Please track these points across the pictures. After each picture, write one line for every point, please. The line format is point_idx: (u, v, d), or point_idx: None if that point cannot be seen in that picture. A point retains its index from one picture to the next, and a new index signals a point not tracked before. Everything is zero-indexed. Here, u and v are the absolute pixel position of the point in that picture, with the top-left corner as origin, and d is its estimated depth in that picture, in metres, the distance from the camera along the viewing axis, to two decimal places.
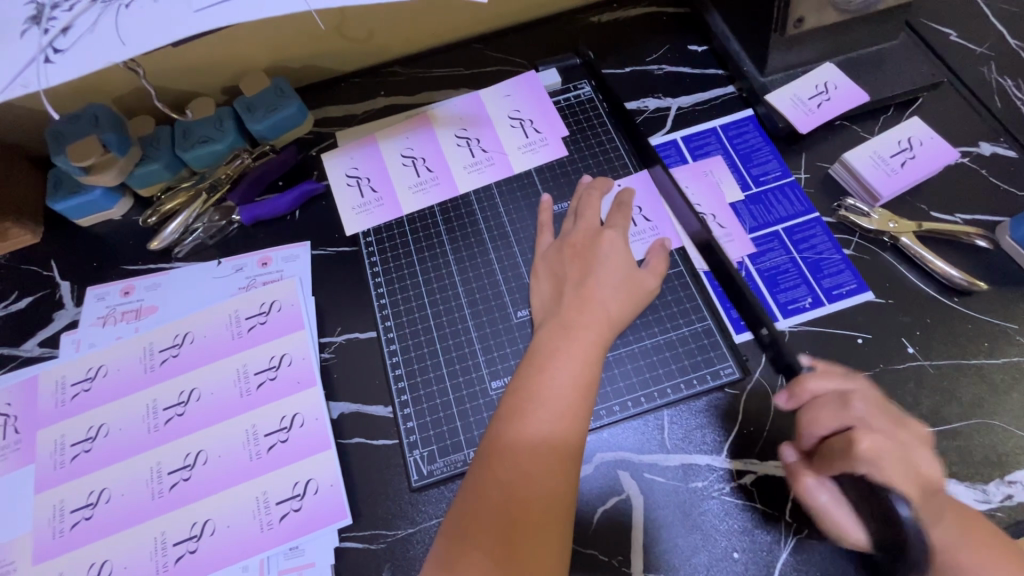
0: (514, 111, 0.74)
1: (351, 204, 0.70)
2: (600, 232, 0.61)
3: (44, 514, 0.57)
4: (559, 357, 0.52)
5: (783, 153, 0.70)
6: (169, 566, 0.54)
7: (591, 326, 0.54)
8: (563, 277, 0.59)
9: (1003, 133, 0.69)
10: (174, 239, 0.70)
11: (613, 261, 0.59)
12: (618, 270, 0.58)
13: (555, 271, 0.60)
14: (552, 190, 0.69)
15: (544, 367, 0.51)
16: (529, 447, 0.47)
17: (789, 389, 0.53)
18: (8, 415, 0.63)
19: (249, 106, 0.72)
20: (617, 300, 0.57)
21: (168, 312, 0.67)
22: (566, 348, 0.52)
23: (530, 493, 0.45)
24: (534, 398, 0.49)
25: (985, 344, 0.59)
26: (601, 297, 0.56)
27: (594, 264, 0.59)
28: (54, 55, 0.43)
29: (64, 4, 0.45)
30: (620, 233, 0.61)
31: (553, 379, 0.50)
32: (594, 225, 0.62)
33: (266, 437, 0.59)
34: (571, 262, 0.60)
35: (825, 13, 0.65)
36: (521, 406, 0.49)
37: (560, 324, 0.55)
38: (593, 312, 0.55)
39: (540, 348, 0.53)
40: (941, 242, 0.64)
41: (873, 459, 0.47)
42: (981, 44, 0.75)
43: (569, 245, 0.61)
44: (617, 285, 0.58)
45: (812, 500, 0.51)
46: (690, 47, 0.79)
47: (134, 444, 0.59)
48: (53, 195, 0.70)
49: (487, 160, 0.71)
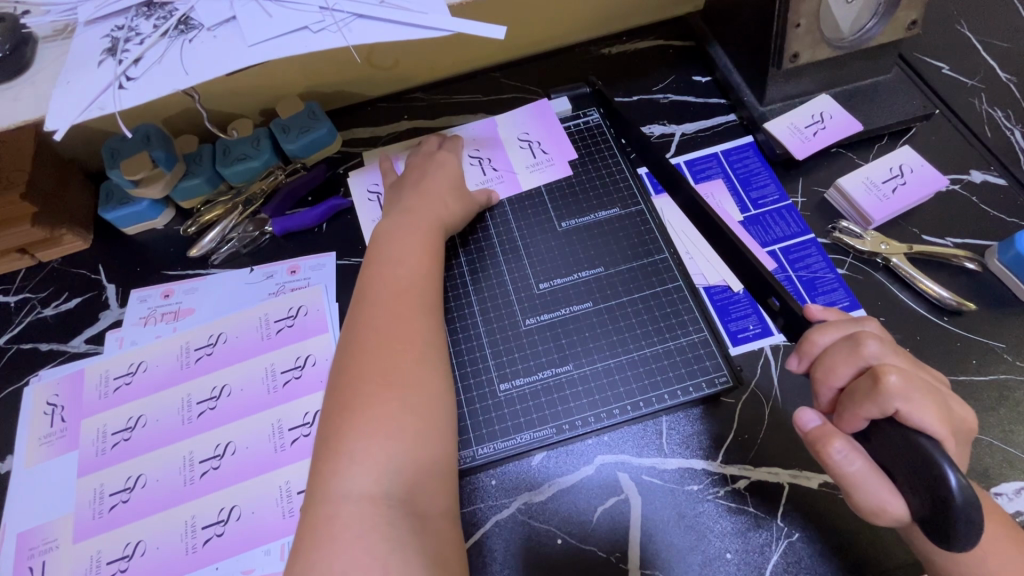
0: (522, 134, 0.79)
1: (370, 216, 0.76)
2: (434, 154, 0.75)
3: (86, 496, 0.62)
4: (401, 282, 0.59)
5: (781, 177, 0.75)
6: (197, 548, 0.58)
7: (410, 246, 0.63)
8: (400, 186, 0.72)
9: (994, 162, 0.72)
10: (211, 247, 0.76)
11: (444, 171, 0.72)
12: (448, 178, 0.71)
13: (395, 187, 0.73)
14: (559, 206, 0.74)
15: (374, 282, 0.59)
16: (389, 346, 0.53)
17: (797, 349, 0.49)
18: (56, 405, 0.68)
19: (284, 127, 0.79)
20: (452, 202, 0.70)
21: (203, 314, 0.72)
22: (409, 264, 0.61)
23: (399, 378, 0.52)
24: (386, 306, 0.56)
25: (974, 362, 0.61)
26: (425, 210, 0.67)
27: (428, 172, 0.72)
28: (127, 82, 0.50)
29: (137, 39, 0.51)
30: (452, 154, 0.75)
31: (404, 285, 0.59)
32: (430, 151, 0.76)
33: (290, 431, 0.63)
34: (409, 176, 0.73)
35: (819, 49, 0.70)
36: (372, 314, 0.56)
37: (386, 265, 0.60)
38: (396, 247, 0.62)
39: (376, 274, 0.60)
40: (933, 264, 0.67)
41: (906, 393, 0.41)
42: (973, 77, 0.78)
43: (411, 168, 0.74)
44: (390, 228, 0.65)
45: (842, 469, 0.43)
46: (695, 78, 0.84)
47: (170, 434, 0.64)
48: (105, 205, 0.77)
49: (497, 179, 0.76)
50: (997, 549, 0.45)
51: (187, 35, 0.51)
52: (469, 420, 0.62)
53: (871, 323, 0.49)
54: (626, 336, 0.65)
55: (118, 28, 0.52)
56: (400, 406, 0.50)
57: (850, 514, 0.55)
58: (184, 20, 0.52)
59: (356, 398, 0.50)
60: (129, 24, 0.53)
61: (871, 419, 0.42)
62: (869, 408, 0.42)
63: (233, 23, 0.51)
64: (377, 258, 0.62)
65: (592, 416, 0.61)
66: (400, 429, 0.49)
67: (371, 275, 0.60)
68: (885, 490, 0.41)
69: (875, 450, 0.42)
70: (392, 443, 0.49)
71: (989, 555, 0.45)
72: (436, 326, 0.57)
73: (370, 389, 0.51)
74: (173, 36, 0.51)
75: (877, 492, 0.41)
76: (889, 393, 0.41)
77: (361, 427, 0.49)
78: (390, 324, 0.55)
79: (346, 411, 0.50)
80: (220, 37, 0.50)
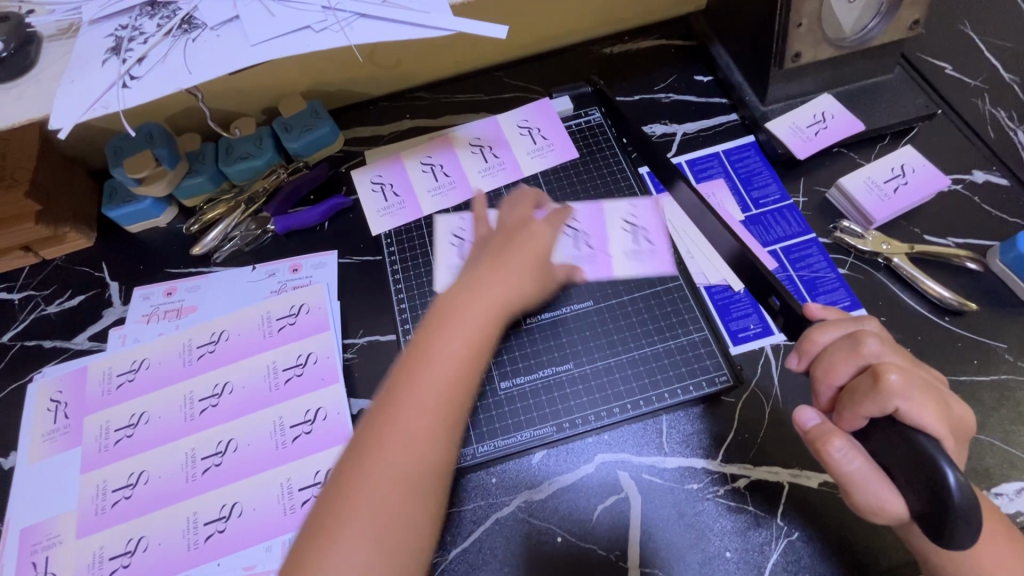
0: (629, 214, 0.72)
1: (448, 262, 0.72)
2: (531, 223, 0.61)
3: (89, 492, 0.63)
4: (453, 347, 0.49)
5: (783, 177, 0.75)
6: (199, 544, 0.59)
7: (485, 305, 0.52)
8: (483, 254, 0.58)
9: (996, 162, 0.72)
10: (213, 245, 0.76)
11: (534, 244, 0.58)
12: (530, 254, 0.57)
13: (478, 251, 0.59)
14: (559, 199, 0.75)
15: (431, 343, 0.49)
16: (418, 428, 0.46)
17: (797, 348, 0.49)
18: (60, 401, 0.69)
19: (286, 126, 0.79)
20: (528, 280, 0.56)
21: (205, 312, 0.72)
22: (461, 328, 0.50)
23: (415, 469, 0.45)
24: (426, 380, 0.47)
25: (975, 361, 0.61)
26: (507, 277, 0.55)
27: (514, 245, 0.58)
28: (131, 81, 0.50)
29: (141, 38, 0.52)
30: (550, 225, 0.61)
31: (450, 354, 0.49)
32: (527, 218, 0.62)
33: (292, 428, 0.63)
34: (496, 241, 0.59)
35: (821, 48, 0.70)
36: (415, 385, 0.47)
37: (442, 322, 0.51)
38: (465, 304, 0.52)
39: (428, 329, 0.51)
40: (934, 264, 0.67)
41: (907, 392, 0.41)
42: (976, 77, 0.78)
43: (501, 233, 0.60)
44: (467, 278, 0.55)
45: (840, 467, 0.43)
46: (697, 78, 0.84)
47: (172, 430, 0.65)
48: (108, 203, 0.78)
49: (589, 256, 0.69)
50: (995, 548, 0.45)
51: (191, 34, 0.51)
52: (470, 418, 0.62)
53: (870, 322, 0.49)
54: (626, 335, 0.65)
55: (122, 27, 0.53)
56: (404, 501, 0.44)
57: (850, 514, 0.55)
58: (187, 20, 0.52)
59: (363, 480, 0.44)
60: (133, 24, 0.53)
61: (872, 417, 0.42)
62: (868, 406, 0.42)
63: (236, 22, 0.51)
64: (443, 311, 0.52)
65: (592, 414, 0.62)
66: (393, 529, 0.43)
67: (424, 333, 0.51)
68: (883, 489, 0.41)
69: (875, 449, 0.42)
70: (380, 544, 0.42)
71: (990, 555, 0.45)
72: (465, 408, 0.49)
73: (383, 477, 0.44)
74: (176, 36, 0.51)
75: (874, 490, 0.42)
76: (889, 392, 0.41)
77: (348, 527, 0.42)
78: (415, 405, 0.46)
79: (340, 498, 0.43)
80: (223, 36, 0.51)
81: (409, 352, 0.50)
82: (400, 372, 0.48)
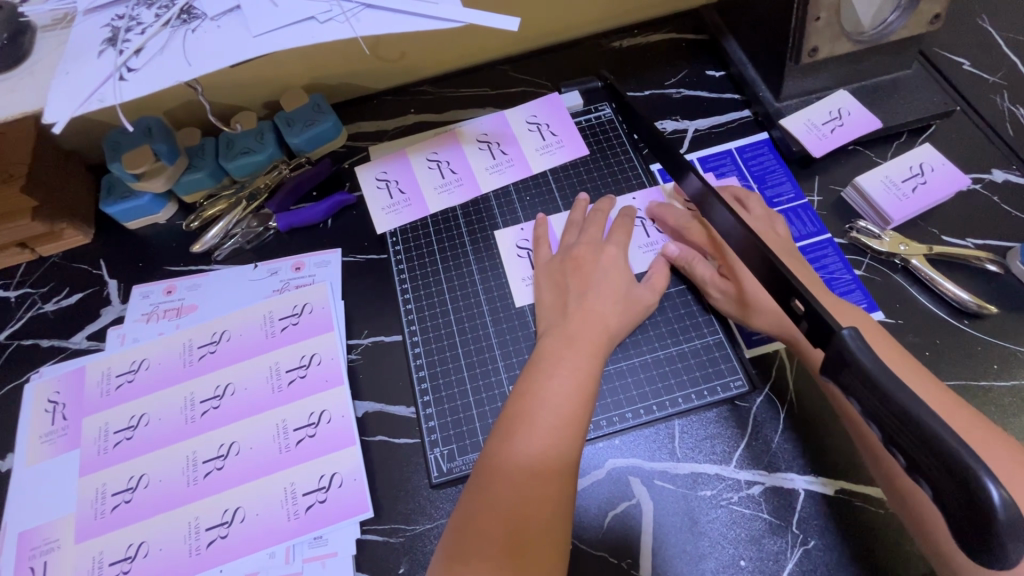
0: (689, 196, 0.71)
1: (520, 274, 0.68)
2: (602, 247, 0.65)
3: (88, 496, 0.61)
4: (574, 361, 0.56)
5: (797, 175, 0.73)
6: (201, 550, 0.58)
7: (590, 335, 0.58)
8: (565, 288, 0.62)
9: (1016, 161, 0.71)
10: (214, 243, 0.74)
11: (611, 277, 0.62)
12: (614, 289, 0.62)
13: (557, 283, 0.63)
14: (567, 193, 0.73)
15: (546, 375, 0.55)
16: (536, 440, 0.51)
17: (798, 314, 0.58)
18: (58, 403, 0.67)
19: (288, 120, 0.77)
20: (617, 313, 0.60)
21: (206, 311, 0.71)
22: (568, 360, 0.56)
23: (558, 438, 0.51)
24: (560, 372, 0.55)
25: (995, 366, 0.60)
26: (601, 311, 0.60)
27: (593, 278, 0.62)
28: (128, 73, 0.48)
29: (137, 28, 0.50)
30: (621, 248, 0.65)
31: (559, 385, 0.54)
32: (596, 240, 0.66)
33: (295, 431, 0.62)
34: (572, 274, 0.63)
35: (839, 43, 0.67)
36: (530, 403, 0.53)
37: (564, 333, 0.58)
38: (570, 336, 0.58)
39: (545, 356, 0.57)
40: (953, 266, 0.65)
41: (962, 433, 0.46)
42: (994, 74, 0.76)
43: (572, 259, 0.64)
44: (566, 312, 0.60)
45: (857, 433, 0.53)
46: (708, 72, 0.82)
47: (173, 432, 0.63)
48: (106, 199, 0.76)
49: (663, 243, 0.68)
50: None
51: (190, 25, 0.49)
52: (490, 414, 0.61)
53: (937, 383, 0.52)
54: (638, 339, 0.64)
55: (118, 17, 0.51)
56: (520, 504, 0.48)
57: (870, 524, 0.54)
58: (186, 9, 0.50)
59: (485, 485, 0.49)
60: (129, 13, 0.51)
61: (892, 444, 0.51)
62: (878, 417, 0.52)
63: (238, 13, 0.49)
64: (553, 344, 0.58)
65: (604, 419, 0.61)
66: (515, 524, 0.47)
67: (539, 362, 0.57)
68: None
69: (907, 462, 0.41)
70: (492, 543, 0.46)
71: None
72: (576, 432, 0.52)
73: (512, 476, 0.49)
74: (175, 26, 0.49)
75: None
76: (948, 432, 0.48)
77: (465, 525, 0.48)
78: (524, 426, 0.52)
79: (462, 505, 0.50)
80: (224, 27, 0.49)
81: (528, 374, 0.56)
82: (517, 397, 0.54)
